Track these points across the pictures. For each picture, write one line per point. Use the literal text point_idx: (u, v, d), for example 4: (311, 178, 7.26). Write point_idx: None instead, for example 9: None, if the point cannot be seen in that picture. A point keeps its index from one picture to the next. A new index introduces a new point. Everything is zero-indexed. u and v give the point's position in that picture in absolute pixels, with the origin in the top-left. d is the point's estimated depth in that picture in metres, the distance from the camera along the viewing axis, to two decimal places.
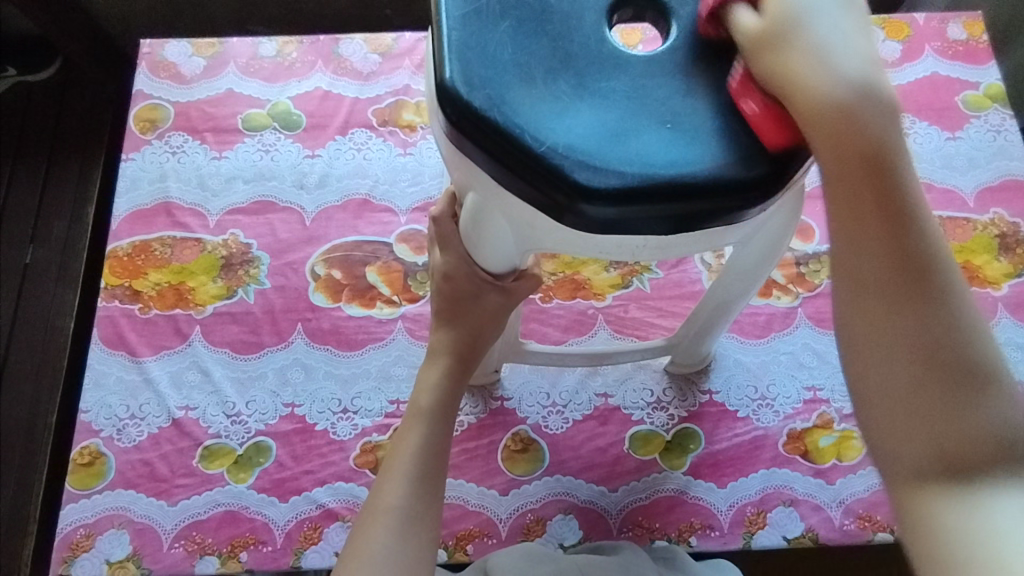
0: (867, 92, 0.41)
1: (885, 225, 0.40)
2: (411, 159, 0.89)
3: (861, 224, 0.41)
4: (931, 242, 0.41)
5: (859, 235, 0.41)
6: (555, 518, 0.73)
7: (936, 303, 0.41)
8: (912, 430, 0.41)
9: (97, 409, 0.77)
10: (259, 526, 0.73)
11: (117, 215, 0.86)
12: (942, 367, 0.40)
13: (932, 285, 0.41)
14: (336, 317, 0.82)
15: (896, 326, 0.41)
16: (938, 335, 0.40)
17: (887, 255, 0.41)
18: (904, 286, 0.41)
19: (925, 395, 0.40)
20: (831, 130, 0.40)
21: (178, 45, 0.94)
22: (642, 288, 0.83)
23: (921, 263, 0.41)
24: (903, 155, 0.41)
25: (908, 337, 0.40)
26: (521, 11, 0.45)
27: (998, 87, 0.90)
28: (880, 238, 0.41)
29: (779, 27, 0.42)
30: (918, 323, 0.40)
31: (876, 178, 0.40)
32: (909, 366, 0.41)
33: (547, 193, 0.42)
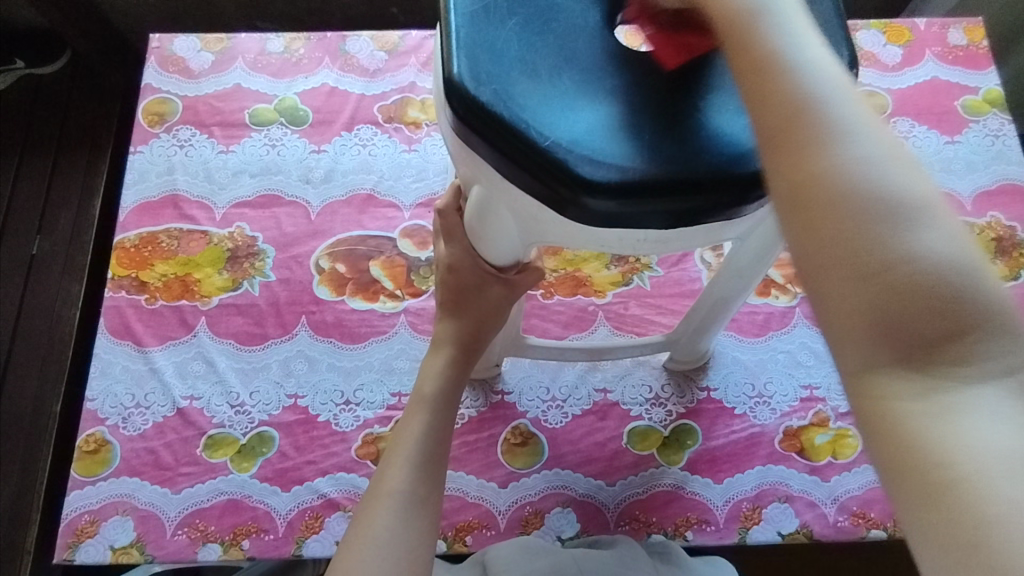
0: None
1: (772, 75, 0.35)
2: (416, 156, 0.91)
3: (758, 77, 0.35)
4: (825, 80, 0.35)
5: (757, 91, 0.35)
6: (553, 511, 0.75)
7: (843, 147, 0.33)
8: (862, 312, 0.32)
9: (103, 398, 0.79)
10: (261, 515, 0.74)
11: (125, 207, 0.87)
12: (876, 223, 0.32)
13: (832, 134, 0.34)
14: (340, 310, 0.83)
15: (803, 182, 0.33)
16: (859, 188, 0.32)
17: (775, 105, 0.35)
18: (804, 137, 0.34)
19: (863, 268, 0.32)
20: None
21: (187, 40, 0.95)
22: (643, 285, 0.84)
23: (813, 108, 0.34)
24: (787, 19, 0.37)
25: (826, 195, 0.33)
26: (528, 10, 0.46)
27: (997, 92, 0.91)
28: (774, 86, 0.35)
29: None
30: (829, 176, 0.33)
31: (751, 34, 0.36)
32: (841, 229, 0.32)
33: (551, 187, 0.42)
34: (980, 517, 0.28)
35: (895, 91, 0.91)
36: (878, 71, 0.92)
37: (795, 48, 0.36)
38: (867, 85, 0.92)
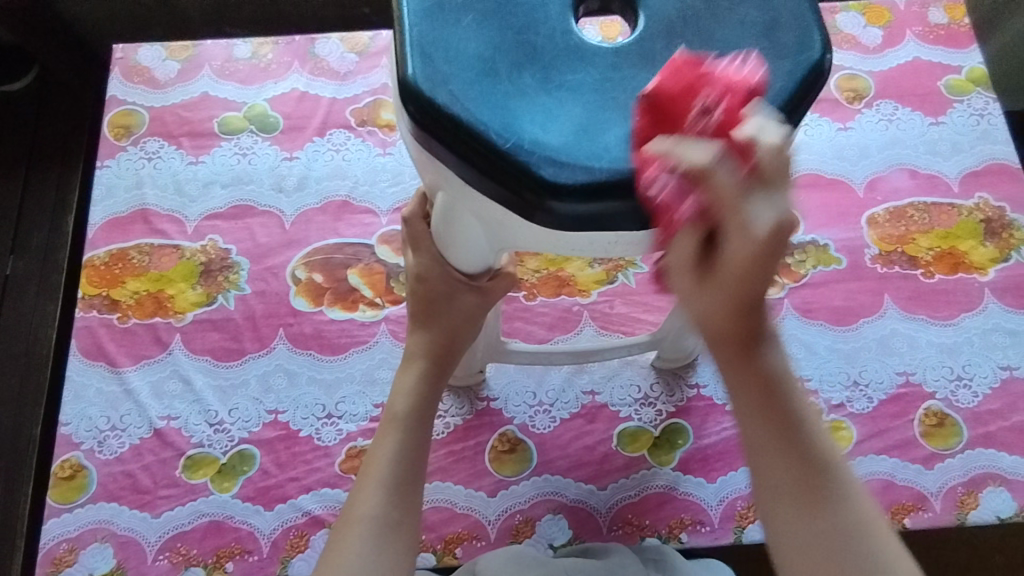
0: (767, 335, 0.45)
1: (785, 450, 0.44)
2: (391, 159, 0.88)
3: (762, 440, 0.45)
4: (820, 445, 0.45)
5: (760, 451, 0.45)
6: (544, 518, 0.73)
7: (826, 501, 0.44)
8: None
9: (78, 422, 0.76)
10: (244, 535, 0.72)
11: (93, 224, 0.85)
12: (845, 560, 0.43)
13: (824, 482, 0.44)
14: (319, 321, 0.81)
15: (787, 525, 0.45)
16: (834, 534, 0.44)
17: (783, 465, 0.44)
18: (800, 491, 0.44)
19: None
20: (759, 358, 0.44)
21: (151, 49, 0.93)
22: (628, 283, 0.82)
23: (815, 470, 0.44)
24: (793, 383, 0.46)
25: (811, 542, 0.44)
26: (485, 4, 0.44)
27: (980, 71, 0.90)
28: (786, 456, 0.44)
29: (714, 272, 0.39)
30: (810, 529, 0.44)
31: (769, 395, 0.45)
32: (815, 564, 0.44)
33: (515, 192, 0.41)
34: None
35: (877, 73, 0.90)
36: (859, 54, 0.91)
37: (805, 421, 0.45)
38: (848, 68, 0.90)
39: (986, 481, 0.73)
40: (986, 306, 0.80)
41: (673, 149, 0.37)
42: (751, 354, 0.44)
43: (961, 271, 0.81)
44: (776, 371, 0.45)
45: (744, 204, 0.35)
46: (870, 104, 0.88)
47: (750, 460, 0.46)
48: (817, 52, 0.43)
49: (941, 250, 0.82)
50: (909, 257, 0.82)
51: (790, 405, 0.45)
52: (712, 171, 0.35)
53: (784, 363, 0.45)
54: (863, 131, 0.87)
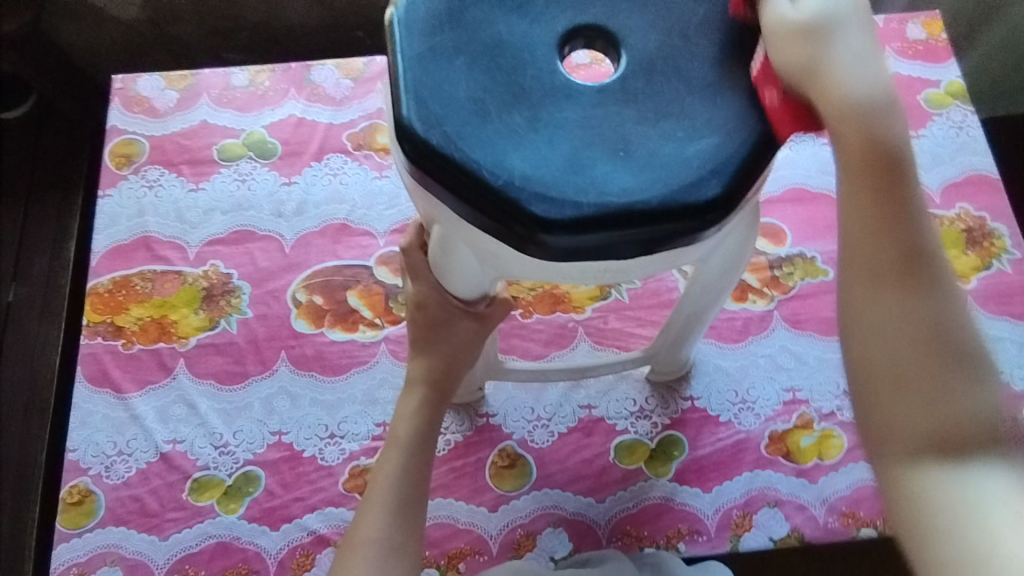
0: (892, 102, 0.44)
1: (889, 235, 0.44)
2: (387, 182, 0.91)
3: (879, 212, 0.44)
4: (925, 227, 0.44)
5: (869, 222, 0.44)
6: (545, 532, 0.74)
7: (930, 292, 0.43)
8: (913, 410, 0.42)
9: (85, 447, 0.78)
10: (251, 555, 0.73)
11: (97, 252, 0.86)
12: (942, 356, 0.43)
13: (926, 278, 0.43)
14: (320, 342, 0.83)
15: (887, 311, 0.43)
16: (932, 327, 0.43)
17: (887, 249, 0.44)
18: (903, 278, 0.43)
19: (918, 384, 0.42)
20: (858, 124, 0.43)
21: (150, 79, 0.95)
22: (621, 298, 0.84)
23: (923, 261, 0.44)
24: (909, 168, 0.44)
25: (907, 330, 0.43)
26: (474, 47, 0.46)
27: (958, 84, 0.92)
28: (897, 232, 0.44)
29: (803, 20, 0.44)
30: (903, 313, 0.43)
31: (887, 169, 0.44)
32: (910, 353, 0.43)
33: (507, 227, 0.43)
34: (991, 564, 0.38)
35: None
36: None
37: (918, 197, 0.44)
38: None
39: None
40: None
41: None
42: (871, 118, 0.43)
43: None
44: (890, 139, 0.44)
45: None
46: None
47: (855, 240, 0.45)
48: None
49: None
50: None
51: (904, 177, 0.44)
52: None
53: (903, 136, 0.44)
54: None
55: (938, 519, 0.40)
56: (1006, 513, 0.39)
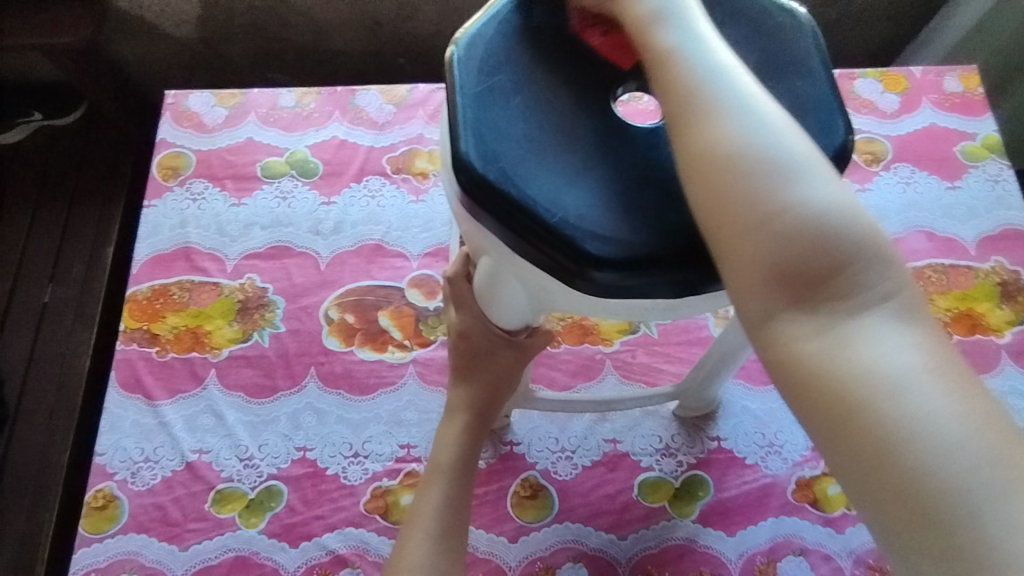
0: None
1: (683, 85, 0.42)
2: (423, 206, 0.92)
3: (675, 70, 0.42)
4: (720, 62, 0.42)
5: (673, 84, 0.42)
6: (564, 566, 0.73)
7: (749, 126, 0.40)
8: (766, 266, 0.38)
9: (113, 452, 0.78)
10: (269, 572, 0.73)
11: (138, 260, 0.89)
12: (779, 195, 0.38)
13: (728, 107, 0.41)
14: (349, 361, 0.84)
15: (712, 162, 0.40)
16: (761, 162, 0.39)
17: (690, 101, 0.41)
18: (713, 124, 0.40)
19: (765, 233, 0.38)
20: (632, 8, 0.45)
21: (201, 96, 0.98)
22: (650, 333, 0.84)
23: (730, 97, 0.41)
24: (676, 19, 0.44)
25: (743, 177, 0.39)
26: (531, 87, 0.47)
27: (994, 138, 0.93)
28: (681, 78, 0.42)
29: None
30: (736, 162, 0.39)
31: (663, 31, 0.44)
32: (742, 195, 0.39)
33: (559, 262, 0.43)
34: (892, 435, 0.34)
35: (894, 138, 0.93)
36: (876, 119, 0.94)
37: (700, 40, 0.43)
38: (866, 132, 0.93)
39: None
40: (1004, 368, 0.81)
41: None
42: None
43: (978, 332, 0.82)
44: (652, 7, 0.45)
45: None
46: (887, 167, 0.92)
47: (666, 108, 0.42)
48: (841, 135, 0.46)
49: (958, 311, 0.83)
50: None
51: (678, 35, 0.43)
52: None
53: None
54: (881, 194, 0.90)
55: (830, 393, 0.36)
56: (897, 367, 0.35)
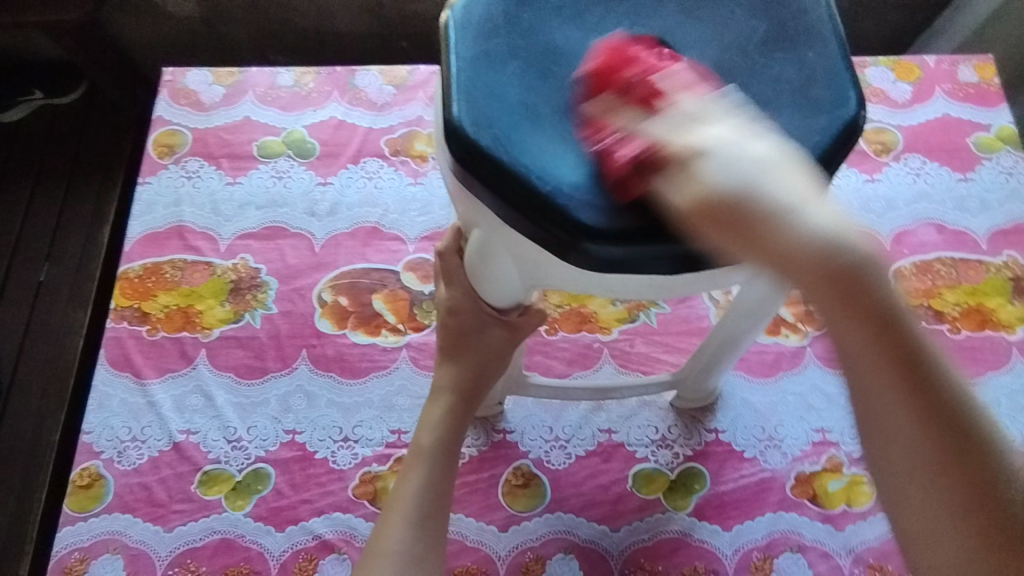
0: (860, 260, 0.38)
1: (884, 355, 0.38)
2: (421, 189, 0.91)
3: (867, 349, 0.39)
4: (915, 338, 0.39)
5: (863, 360, 0.39)
6: (555, 557, 0.72)
7: (976, 465, 0.39)
8: (942, 543, 0.40)
9: (100, 431, 0.77)
10: (254, 556, 0.72)
11: (131, 237, 0.87)
12: (995, 535, 0.39)
13: (932, 384, 0.39)
14: (341, 344, 0.82)
15: (925, 489, 0.40)
16: (978, 502, 0.39)
17: (917, 440, 0.39)
18: (935, 465, 0.39)
19: (970, 561, 0.39)
20: (818, 264, 0.37)
21: (199, 74, 0.97)
22: (649, 322, 0.82)
23: (930, 386, 0.38)
24: (879, 282, 0.38)
25: (924, 459, 0.39)
26: (529, 53, 0.46)
27: (1009, 130, 0.90)
28: (883, 349, 0.38)
29: (712, 199, 0.38)
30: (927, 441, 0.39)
31: (885, 344, 0.38)
32: (921, 466, 0.39)
33: (552, 233, 0.42)
34: None
35: (905, 128, 0.91)
36: (887, 108, 0.92)
37: (893, 310, 0.39)
38: (876, 121, 0.91)
39: None
40: (1014, 365, 0.78)
41: (633, 125, 0.42)
42: (844, 283, 0.38)
43: (989, 328, 0.80)
44: (855, 276, 0.38)
45: (688, 138, 0.39)
46: (897, 157, 0.89)
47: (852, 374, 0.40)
48: (852, 108, 0.44)
49: (968, 306, 0.81)
50: (936, 312, 0.81)
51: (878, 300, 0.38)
52: (665, 137, 0.40)
53: (863, 250, 0.38)
54: (890, 184, 0.88)
55: None
56: None
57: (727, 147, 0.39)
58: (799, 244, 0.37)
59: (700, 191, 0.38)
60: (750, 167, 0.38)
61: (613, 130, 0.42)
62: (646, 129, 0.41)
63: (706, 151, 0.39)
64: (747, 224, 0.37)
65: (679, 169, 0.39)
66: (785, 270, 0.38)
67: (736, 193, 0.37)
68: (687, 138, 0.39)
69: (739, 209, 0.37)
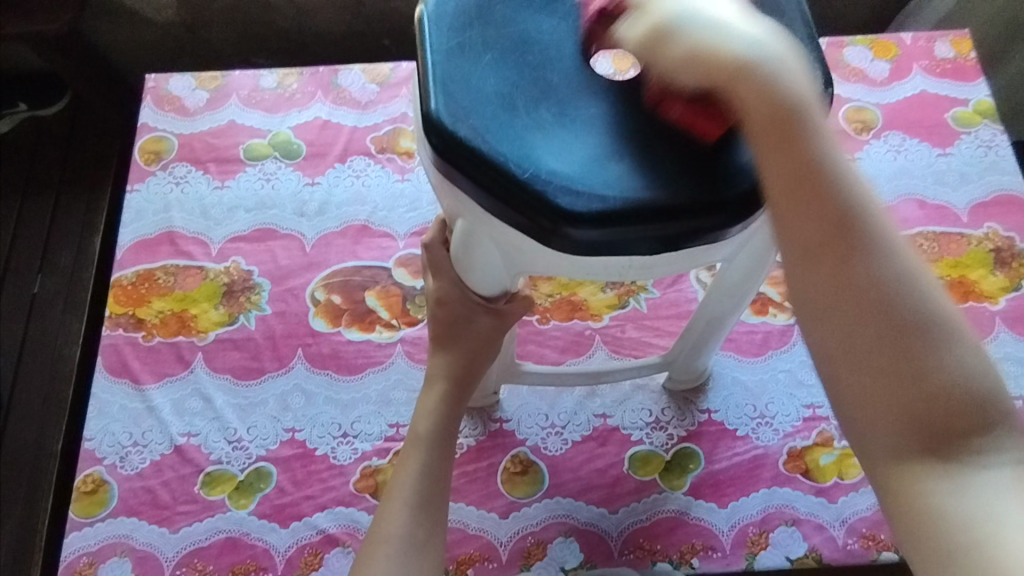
0: (773, 70, 0.41)
1: (796, 164, 0.41)
2: (409, 185, 0.91)
3: (780, 160, 0.41)
4: (826, 150, 0.41)
5: (776, 170, 0.41)
6: (555, 541, 0.73)
7: (887, 288, 0.41)
8: (859, 378, 0.41)
9: (101, 437, 0.78)
10: (260, 553, 0.73)
11: (122, 245, 0.88)
12: (894, 335, 0.40)
13: (843, 196, 0.41)
14: (337, 342, 0.83)
15: (846, 323, 0.41)
16: (873, 299, 0.40)
17: (831, 255, 0.41)
18: (850, 288, 0.41)
19: (881, 375, 0.40)
20: (727, 76, 0.40)
21: (181, 79, 0.97)
22: (639, 307, 0.83)
23: (833, 196, 0.41)
24: (799, 96, 0.41)
25: (836, 274, 0.41)
26: (502, 44, 0.46)
27: (987, 104, 0.91)
28: (794, 156, 0.41)
29: (665, 21, 0.42)
30: (841, 251, 0.41)
31: (795, 151, 0.41)
32: (832, 284, 0.41)
33: (532, 219, 0.43)
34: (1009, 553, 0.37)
35: (884, 106, 0.92)
36: (866, 87, 0.93)
37: (812, 127, 0.41)
38: (856, 101, 0.92)
39: None
40: (998, 335, 0.80)
41: None
42: (757, 100, 0.40)
43: (972, 299, 0.81)
44: (765, 92, 0.40)
45: None
46: (877, 135, 0.90)
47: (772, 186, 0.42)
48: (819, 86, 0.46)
49: (951, 279, 0.83)
50: None
51: (794, 105, 0.41)
52: None
53: (784, 69, 0.41)
54: (871, 162, 0.89)
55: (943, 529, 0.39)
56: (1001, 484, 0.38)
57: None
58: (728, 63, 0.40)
59: (652, 20, 0.42)
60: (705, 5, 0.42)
61: None
62: None
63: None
64: (688, 45, 0.41)
65: (637, 8, 0.43)
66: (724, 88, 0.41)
67: (681, 24, 0.41)
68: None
69: (685, 28, 0.41)
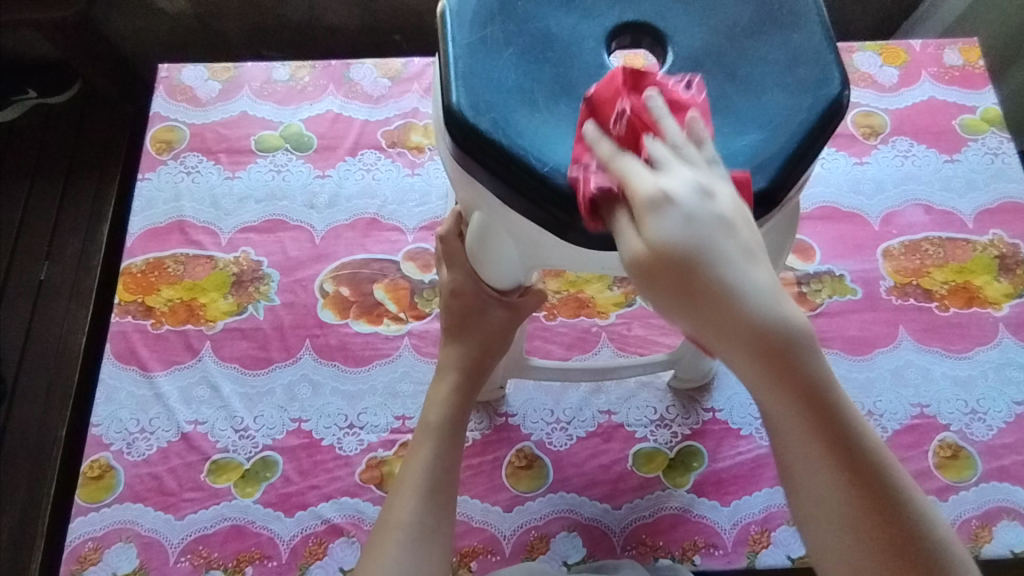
0: (783, 321, 0.37)
1: (791, 389, 0.39)
2: (419, 179, 0.92)
3: (780, 389, 0.39)
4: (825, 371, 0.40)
5: (775, 396, 0.40)
6: (558, 535, 0.74)
7: (866, 472, 0.42)
8: (834, 542, 0.43)
9: (108, 423, 0.78)
10: (264, 541, 0.73)
11: (132, 233, 0.88)
12: (869, 513, 0.42)
13: (832, 403, 0.40)
14: (344, 333, 0.83)
15: (826, 497, 0.42)
16: (855, 480, 0.42)
17: (818, 451, 0.41)
18: (839, 473, 0.41)
19: (855, 542, 0.42)
20: (744, 329, 0.37)
21: (194, 70, 0.97)
22: (646, 306, 0.84)
23: (825, 402, 0.40)
24: (801, 325, 0.38)
25: (817, 464, 0.42)
26: (524, 40, 0.47)
27: (994, 111, 0.92)
28: (788, 383, 0.39)
29: (669, 257, 0.36)
30: (825, 446, 0.41)
31: (790, 380, 0.39)
32: (819, 472, 0.42)
33: (550, 212, 0.43)
34: None
35: (892, 111, 0.93)
36: (874, 92, 0.94)
37: (815, 358, 0.39)
38: (865, 106, 0.93)
39: (999, 514, 0.72)
40: (1001, 341, 0.80)
41: (608, 156, 0.40)
42: (769, 349, 0.38)
43: (976, 305, 0.82)
44: (766, 328, 0.37)
45: (642, 184, 0.37)
46: (885, 140, 0.91)
47: (764, 399, 0.41)
48: (836, 88, 0.46)
49: (956, 284, 0.83)
50: (924, 290, 0.83)
51: (799, 331, 0.38)
52: (630, 179, 0.38)
53: (779, 296, 0.38)
54: (879, 167, 0.90)
55: None
56: None
57: (682, 217, 0.36)
58: (743, 318, 0.37)
59: (648, 245, 0.37)
60: (710, 226, 0.37)
61: (597, 160, 0.40)
62: (619, 160, 0.39)
63: (647, 207, 0.37)
64: (692, 286, 0.36)
65: (634, 214, 0.37)
66: (721, 348, 0.38)
67: (689, 254, 0.36)
68: (641, 185, 0.37)
69: (687, 266, 0.36)
